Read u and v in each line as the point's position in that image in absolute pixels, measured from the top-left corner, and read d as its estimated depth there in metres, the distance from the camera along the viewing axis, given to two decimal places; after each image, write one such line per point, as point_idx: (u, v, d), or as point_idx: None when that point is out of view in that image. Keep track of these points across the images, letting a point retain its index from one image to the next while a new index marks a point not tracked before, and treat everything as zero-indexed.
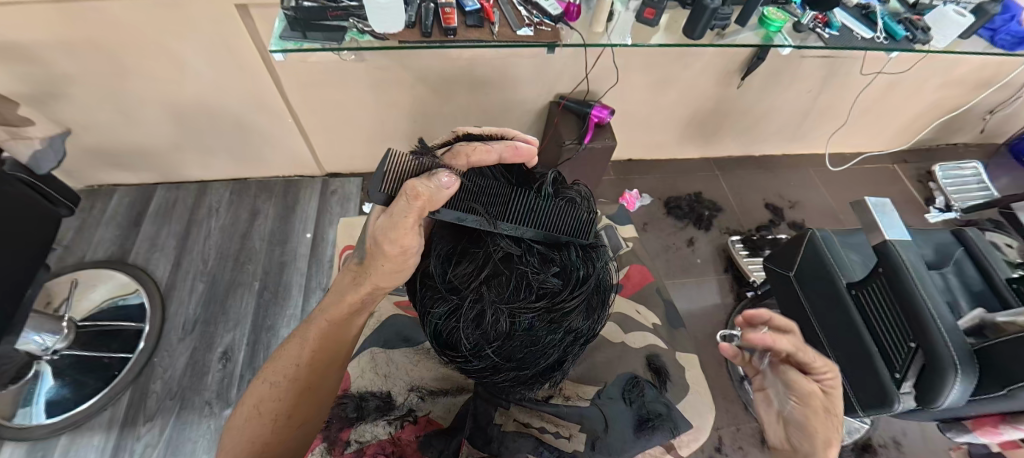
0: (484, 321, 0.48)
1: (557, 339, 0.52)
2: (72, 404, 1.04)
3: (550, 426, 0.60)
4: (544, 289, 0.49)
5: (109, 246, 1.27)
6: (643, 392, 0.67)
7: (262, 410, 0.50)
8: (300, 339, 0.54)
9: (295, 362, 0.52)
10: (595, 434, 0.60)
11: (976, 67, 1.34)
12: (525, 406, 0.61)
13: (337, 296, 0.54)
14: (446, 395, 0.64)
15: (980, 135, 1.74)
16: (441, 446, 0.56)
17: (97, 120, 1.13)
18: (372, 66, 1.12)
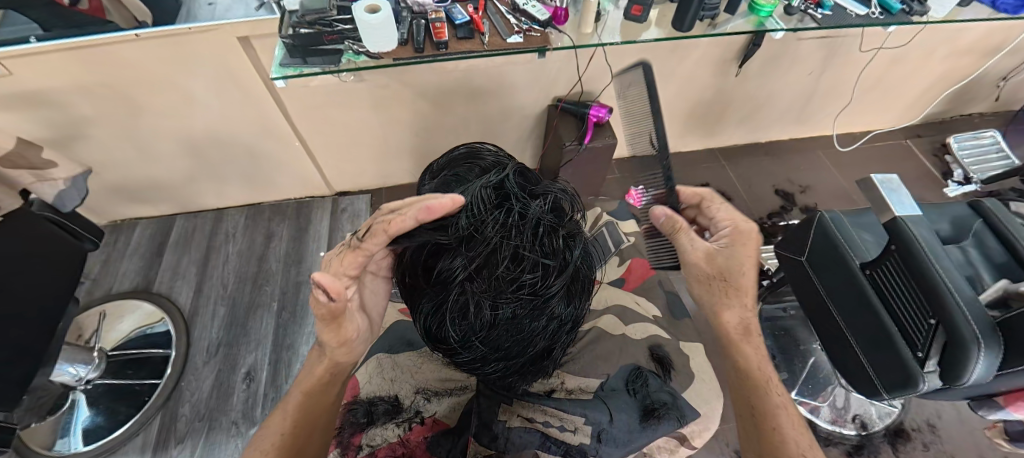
0: (471, 312, 0.52)
1: (542, 326, 0.54)
2: (106, 432, 1.08)
3: (553, 420, 0.63)
4: (532, 283, 0.51)
5: (134, 277, 1.32)
6: (647, 382, 0.68)
7: None
8: (279, 413, 0.55)
9: (279, 431, 0.53)
10: (600, 425, 0.62)
11: (981, 35, 1.31)
12: (528, 401, 0.65)
13: (307, 370, 0.59)
14: (450, 395, 0.69)
15: (995, 103, 1.69)
16: (449, 446, 0.62)
17: (116, 157, 1.19)
18: (372, 85, 1.16)
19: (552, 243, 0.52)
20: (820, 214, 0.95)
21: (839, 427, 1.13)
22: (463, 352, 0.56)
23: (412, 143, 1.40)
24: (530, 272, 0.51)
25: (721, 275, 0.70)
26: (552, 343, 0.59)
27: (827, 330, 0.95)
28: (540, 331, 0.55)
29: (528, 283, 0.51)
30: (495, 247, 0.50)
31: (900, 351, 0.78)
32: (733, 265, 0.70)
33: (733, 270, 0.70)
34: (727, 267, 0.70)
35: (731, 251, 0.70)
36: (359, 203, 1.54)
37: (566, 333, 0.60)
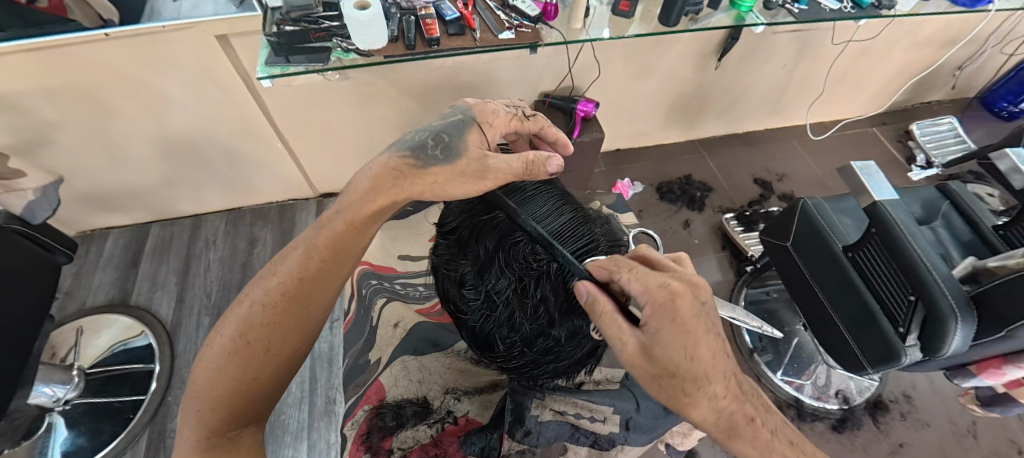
0: (519, 323, 0.50)
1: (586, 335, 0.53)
2: (89, 453, 1.02)
3: (584, 412, 0.58)
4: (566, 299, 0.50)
5: (109, 289, 1.25)
6: None
7: (252, 340, 0.44)
8: (306, 246, 0.47)
9: (298, 275, 0.46)
10: (628, 414, 0.59)
11: (940, 26, 1.39)
12: (559, 395, 0.58)
13: (356, 195, 0.48)
14: (481, 394, 0.59)
15: (952, 91, 1.79)
16: (483, 444, 0.53)
17: (85, 164, 1.12)
18: (358, 84, 1.13)
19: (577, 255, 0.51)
20: (805, 201, 0.99)
21: (823, 402, 1.19)
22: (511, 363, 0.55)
23: None
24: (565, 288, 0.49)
25: (669, 367, 0.40)
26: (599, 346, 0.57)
27: (812, 311, 1.00)
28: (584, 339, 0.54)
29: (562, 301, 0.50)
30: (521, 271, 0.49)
31: (883, 328, 0.83)
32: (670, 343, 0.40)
33: (678, 359, 0.40)
34: (668, 357, 0.40)
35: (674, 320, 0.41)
36: None
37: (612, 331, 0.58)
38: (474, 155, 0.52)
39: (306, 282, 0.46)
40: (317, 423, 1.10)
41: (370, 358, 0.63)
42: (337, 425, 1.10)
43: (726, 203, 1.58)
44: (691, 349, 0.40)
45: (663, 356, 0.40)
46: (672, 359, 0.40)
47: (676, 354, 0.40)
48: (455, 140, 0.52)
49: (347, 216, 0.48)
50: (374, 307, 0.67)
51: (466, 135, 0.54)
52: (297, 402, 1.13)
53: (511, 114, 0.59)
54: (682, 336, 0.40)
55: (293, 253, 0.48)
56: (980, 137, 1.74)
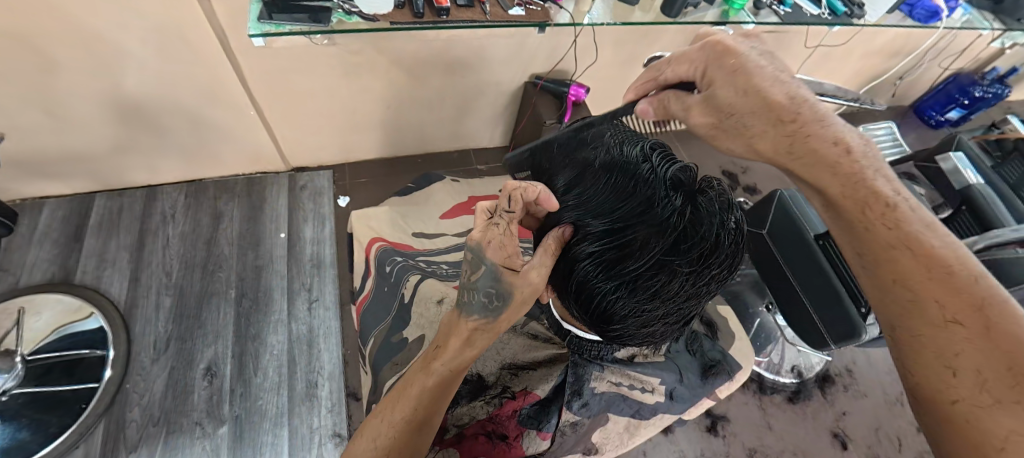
0: (652, 287, 0.44)
1: (702, 288, 0.48)
2: (35, 447, 0.92)
3: (636, 383, 0.62)
4: (686, 256, 0.43)
5: (47, 267, 1.12)
6: (702, 343, 0.72)
7: (378, 446, 0.44)
8: (420, 381, 0.46)
9: (413, 405, 0.46)
10: (672, 385, 0.65)
11: (891, 38, 1.53)
12: (617, 368, 0.61)
13: (454, 342, 0.47)
14: (540, 368, 0.60)
15: (891, 98, 1.99)
16: (540, 419, 0.58)
17: (19, 123, 0.98)
18: (345, 50, 1.05)
19: (693, 206, 0.44)
20: (782, 194, 1.07)
21: (781, 376, 1.32)
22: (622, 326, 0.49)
23: (383, 115, 1.31)
24: (683, 245, 0.43)
25: (981, 374, 0.35)
26: (709, 296, 0.51)
27: (783, 292, 1.08)
28: (699, 294, 0.48)
29: (678, 259, 0.43)
30: (629, 232, 0.43)
31: (847, 308, 0.92)
32: (904, 323, 0.41)
33: (932, 357, 0.38)
34: (910, 360, 0.40)
35: (884, 266, 0.43)
36: (320, 179, 1.41)
37: (723, 283, 0.51)
38: (525, 288, 0.46)
39: (424, 409, 0.46)
40: (297, 408, 1.05)
41: (406, 336, 0.65)
42: (319, 409, 1.05)
43: None
44: (997, 308, 0.37)
45: (934, 351, 0.38)
46: (931, 336, 0.39)
47: (928, 316, 0.39)
48: (498, 286, 0.46)
49: (450, 365, 0.46)
50: (404, 282, 0.70)
51: (502, 277, 0.46)
52: (275, 386, 1.06)
53: (507, 223, 0.47)
54: (944, 299, 0.39)
55: (409, 379, 0.47)
56: (913, 141, 1.95)
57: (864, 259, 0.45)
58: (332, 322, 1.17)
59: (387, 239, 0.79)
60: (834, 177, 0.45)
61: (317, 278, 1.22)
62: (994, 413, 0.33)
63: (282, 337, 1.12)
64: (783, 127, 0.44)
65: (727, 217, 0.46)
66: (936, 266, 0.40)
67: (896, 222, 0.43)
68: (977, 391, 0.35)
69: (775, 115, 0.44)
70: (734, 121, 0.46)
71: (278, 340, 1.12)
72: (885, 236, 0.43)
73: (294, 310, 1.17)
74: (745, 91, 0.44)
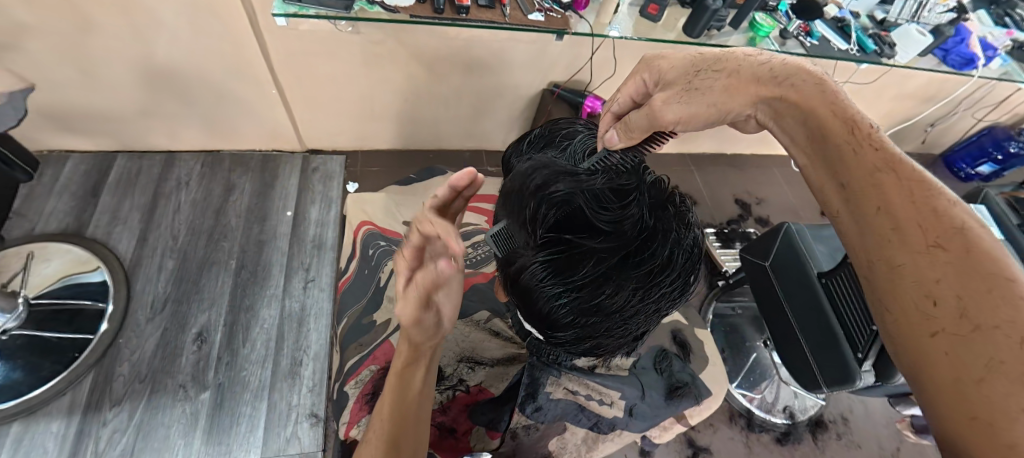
0: (597, 298, 0.44)
1: (649, 305, 0.48)
2: (25, 389, 0.95)
3: (594, 394, 0.63)
4: (634, 273, 0.43)
5: (63, 218, 1.16)
6: (671, 363, 0.70)
7: (369, 440, 0.47)
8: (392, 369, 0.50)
9: (391, 394, 0.48)
10: (632, 401, 0.64)
11: (924, 83, 1.49)
12: (575, 375, 0.62)
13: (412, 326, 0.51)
14: (496, 366, 0.63)
15: (921, 145, 1.93)
16: (492, 415, 0.59)
17: (54, 78, 1.03)
18: (368, 39, 1.07)
19: (651, 221, 0.44)
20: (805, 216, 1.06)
21: (772, 416, 1.27)
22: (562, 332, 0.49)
23: (399, 107, 1.32)
24: (633, 259, 0.43)
25: (961, 300, 0.32)
26: (656, 314, 0.52)
27: (779, 329, 1.05)
28: (644, 313, 0.48)
29: (625, 275, 0.43)
30: (582, 237, 0.42)
31: (843, 350, 0.89)
32: (881, 252, 0.36)
33: (910, 286, 0.35)
34: (884, 291, 0.36)
35: (865, 195, 0.38)
36: (332, 163, 1.44)
37: (672, 302, 0.52)
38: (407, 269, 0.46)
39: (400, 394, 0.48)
40: (279, 384, 1.06)
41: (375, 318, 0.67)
42: (300, 387, 1.06)
43: (706, 218, 1.63)
44: (975, 233, 0.34)
45: (913, 280, 0.34)
46: (911, 265, 0.35)
47: (909, 242, 0.35)
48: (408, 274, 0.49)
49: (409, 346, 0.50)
50: (383, 267, 0.72)
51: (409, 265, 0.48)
52: (261, 359, 1.08)
53: (418, 219, 0.43)
54: (928, 223, 0.35)
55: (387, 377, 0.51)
56: None
57: (849, 190, 0.40)
58: (325, 303, 1.18)
59: (376, 224, 0.81)
60: (824, 95, 0.44)
61: (317, 259, 1.24)
62: (974, 342, 0.31)
63: (274, 311, 1.14)
64: (750, 60, 0.47)
65: (680, 237, 0.46)
66: (919, 189, 0.37)
67: (879, 140, 0.40)
68: (960, 324, 0.32)
69: (734, 53, 0.48)
70: (700, 85, 0.48)
71: (270, 315, 1.14)
72: (872, 158, 0.39)
73: (289, 287, 1.19)
74: (691, 57, 0.50)
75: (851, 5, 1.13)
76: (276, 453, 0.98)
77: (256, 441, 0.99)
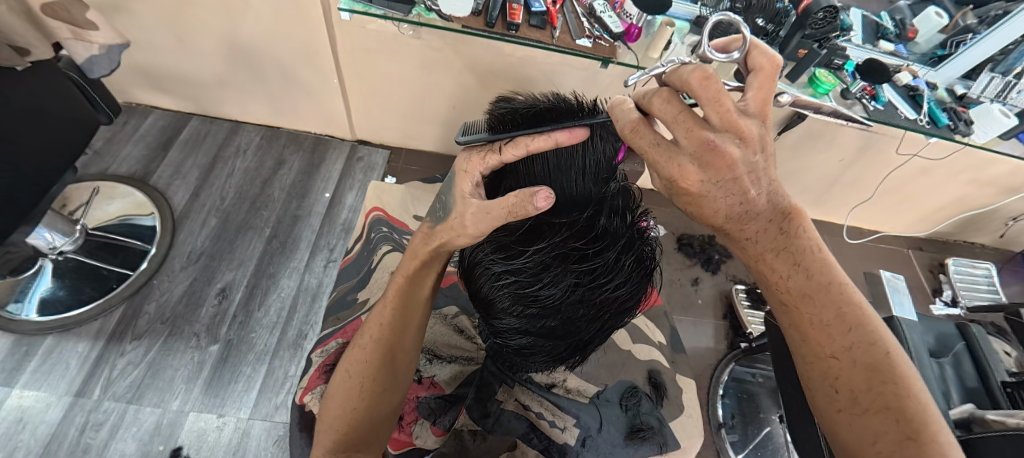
0: (537, 284, 0.45)
1: (590, 311, 0.47)
2: (64, 308, 1.06)
3: (547, 413, 0.60)
4: (577, 266, 0.45)
5: (133, 164, 1.30)
6: (640, 403, 0.67)
7: (352, 373, 0.50)
8: (381, 300, 0.51)
9: (379, 323, 0.50)
10: (587, 431, 0.60)
11: (1008, 172, 1.35)
12: (529, 388, 0.62)
13: (409, 252, 0.51)
14: (454, 363, 0.66)
15: (999, 239, 1.74)
16: (436, 408, 0.59)
17: (152, 40, 1.17)
18: (426, 45, 1.11)
19: (608, 227, 0.46)
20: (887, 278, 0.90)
21: None
22: (503, 320, 0.49)
23: (446, 114, 1.36)
24: (579, 254, 0.45)
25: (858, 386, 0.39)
26: (602, 328, 0.51)
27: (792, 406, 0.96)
28: (586, 317, 0.48)
29: (569, 265, 0.45)
30: (542, 221, 0.46)
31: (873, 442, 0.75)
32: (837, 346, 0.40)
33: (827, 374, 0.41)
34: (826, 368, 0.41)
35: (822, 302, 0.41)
36: (376, 156, 1.51)
37: (618, 318, 0.52)
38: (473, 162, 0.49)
39: (388, 329, 0.50)
40: (281, 352, 1.10)
41: (358, 297, 0.72)
42: (299, 359, 1.09)
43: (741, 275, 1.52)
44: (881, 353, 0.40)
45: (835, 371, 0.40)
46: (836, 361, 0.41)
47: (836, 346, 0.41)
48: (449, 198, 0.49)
49: (401, 274, 0.51)
50: (376, 251, 0.77)
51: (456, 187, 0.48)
52: (271, 325, 1.13)
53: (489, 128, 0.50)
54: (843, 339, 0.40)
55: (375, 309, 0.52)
56: (1013, 292, 1.68)
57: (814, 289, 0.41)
58: None
59: (386, 211, 0.85)
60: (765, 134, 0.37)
61: (343, 241, 1.29)
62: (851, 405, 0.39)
63: (293, 283, 1.20)
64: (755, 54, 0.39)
65: (633, 248, 0.47)
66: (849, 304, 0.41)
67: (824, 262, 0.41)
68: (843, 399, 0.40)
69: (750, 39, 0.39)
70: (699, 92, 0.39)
71: (288, 285, 1.19)
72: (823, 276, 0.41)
73: (312, 263, 1.25)
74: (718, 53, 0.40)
75: (928, 75, 1.05)
76: (264, 417, 1.02)
77: (248, 401, 1.03)
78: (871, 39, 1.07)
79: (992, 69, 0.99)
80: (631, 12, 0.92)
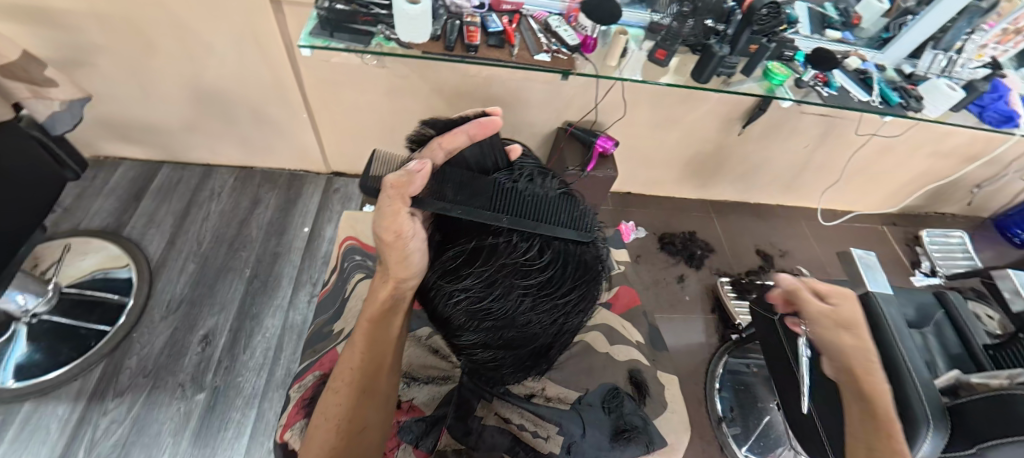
0: (489, 300, 0.46)
1: (542, 318, 0.49)
2: (39, 372, 1.02)
3: (529, 425, 0.61)
4: (525, 279, 0.46)
5: (106, 217, 1.29)
6: (623, 403, 0.67)
7: (328, 417, 0.49)
8: (349, 344, 0.53)
9: (350, 366, 0.51)
10: (571, 438, 0.61)
11: (965, 142, 1.40)
12: (507, 400, 0.63)
13: (370, 295, 0.53)
14: (430, 383, 0.66)
15: (967, 207, 1.81)
16: (420, 432, 0.60)
17: (117, 92, 1.17)
18: (391, 73, 1.13)
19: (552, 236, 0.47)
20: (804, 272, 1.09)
21: None
22: (462, 335, 0.51)
23: None
24: (525, 268, 0.46)
25: None
26: (559, 333, 0.53)
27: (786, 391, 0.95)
28: (541, 324, 0.49)
29: (518, 280, 0.46)
30: (488, 240, 0.46)
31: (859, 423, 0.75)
32: None
33: None
34: None
35: None
36: (352, 187, 1.51)
37: (575, 321, 0.53)
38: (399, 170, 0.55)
39: (359, 370, 0.51)
40: (271, 394, 1.08)
41: (334, 328, 0.71)
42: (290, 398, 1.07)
43: (723, 267, 1.54)
44: None
45: None
46: None
47: None
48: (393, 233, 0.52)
49: (366, 316, 0.53)
50: (350, 280, 0.77)
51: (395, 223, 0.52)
52: (257, 367, 1.11)
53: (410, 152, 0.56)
54: None
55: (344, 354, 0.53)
56: (988, 257, 1.73)
57: None
58: None
59: (360, 240, 0.85)
60: None
61: (325, 272, 1.28)
62: None
63: (277, 321, 1.18)
64: None
65: (579, 254, 0.49)
66: None
67: None
68: None
69: None
70: None
71: (273, 324, 1.18)
72: None
73: (296, 298, 1.23)
74: None
75: (877, 58, 1.09)
76: None
77: (240, 447, 1.00)
78: (819, 28, 1.12)
79: (934, 46, 1.05)
80: (586, 24, 0.96)
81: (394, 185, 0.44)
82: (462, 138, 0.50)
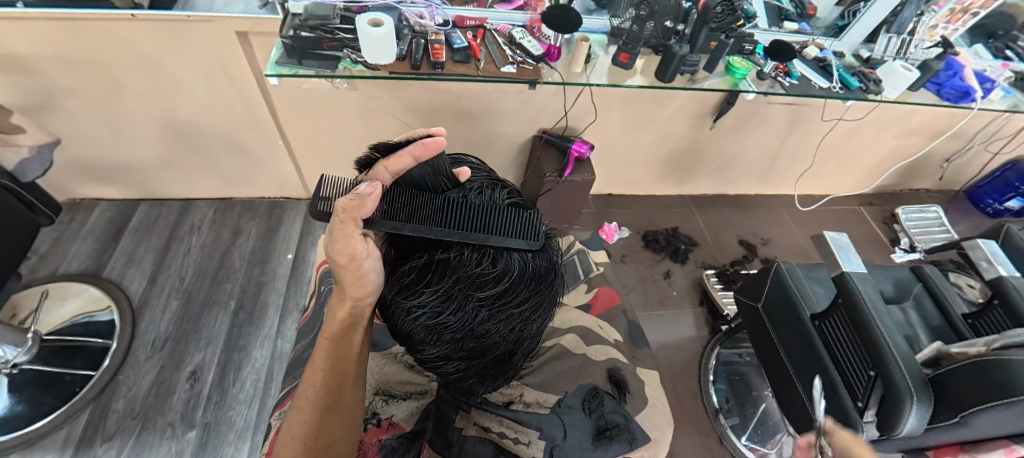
0: (447, 314, 0.47)
1: (500, 326, 0.50)
2: (23, 424, 0.99)
3: (509, 432, 0.62)
4: (481, 289, 0.47)
5: (84, 259, 1.27)
6: (603, 403, 0.68)
7: (292, 436, 0.50)
8: (310, 363, 0.53)
9: (312, 385, 0.52)
10: (553, 441, 0.62)
11: (929, 119, 1.45)
12: (486, 410, 0.64)
13: (329, 314, 0.54)
14: (409, 399, 0.67)
15: (939, 182, 1.86)
16: (403, 450, 0.59)
17: (88, 134, 1.16)
18: (363, 95, 1.14)
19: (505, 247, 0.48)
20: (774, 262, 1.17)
21: None
22: (425, 349, 0.51)
23: None
24: (479, 279, 0.47)
25: None
26: (518, 338, 0.54)
27: (777, 375, 0.96)
28: (500, 332, 0.51)
29: (474, 291, 0.47)
30: (442, 254, 0.47)
31: (842, 400, 0.78)
32: None
33: None
34: None
35: None
36: None
37: (533, 325, 0.55)
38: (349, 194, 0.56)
39: (322, 388, 0.52)
40: (263, 425, 1.06)
41: None
42: None
43: (707, 260, 1.56)
44: None
45: None
46: None
47: None
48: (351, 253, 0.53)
49: (326, 334, 0.54)
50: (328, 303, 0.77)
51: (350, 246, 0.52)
52: (248, 399, 1.09)
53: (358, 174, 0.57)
54: None
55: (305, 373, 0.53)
56: (964, 229, 1.78)
57: None
58: None
59: None
60: None
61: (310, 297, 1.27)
62: None
63: (265, 351, 1.17)
64: None
65: (532, 261, 0.50)
66: None
67: None
68: None
69: None
70: None
71: (261, 355, 1.16)
72: None
73: (283, 326, 1.22)
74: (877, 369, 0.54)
75: (835, 46, 1.14)
76: None
77: None
78: (777, 22, 1.15)
79: (888, 30, 1.09)
80: (548, 34, 0.98)
81: (345, 208, 0.45)
82: (407, 160, 0.51)
